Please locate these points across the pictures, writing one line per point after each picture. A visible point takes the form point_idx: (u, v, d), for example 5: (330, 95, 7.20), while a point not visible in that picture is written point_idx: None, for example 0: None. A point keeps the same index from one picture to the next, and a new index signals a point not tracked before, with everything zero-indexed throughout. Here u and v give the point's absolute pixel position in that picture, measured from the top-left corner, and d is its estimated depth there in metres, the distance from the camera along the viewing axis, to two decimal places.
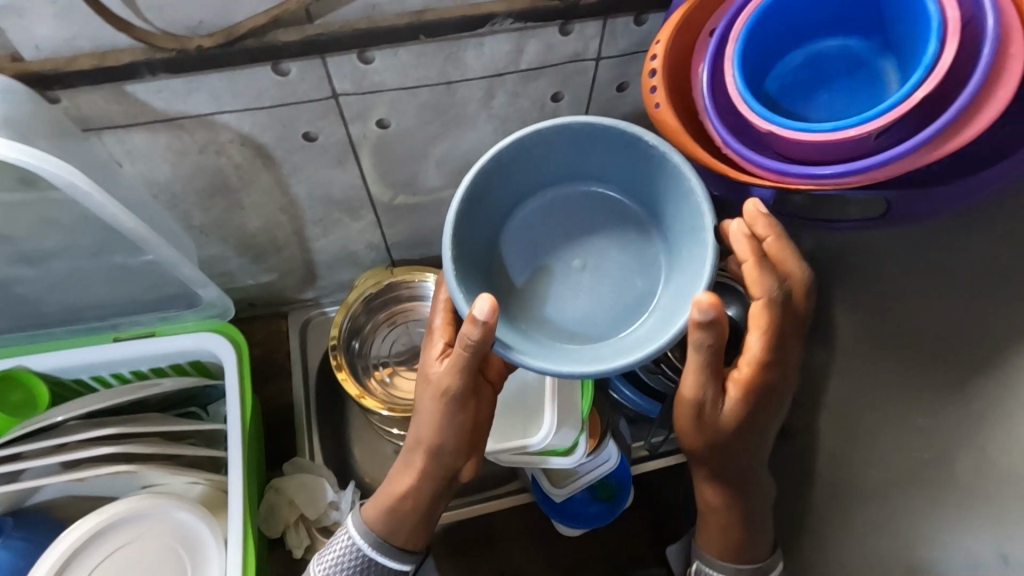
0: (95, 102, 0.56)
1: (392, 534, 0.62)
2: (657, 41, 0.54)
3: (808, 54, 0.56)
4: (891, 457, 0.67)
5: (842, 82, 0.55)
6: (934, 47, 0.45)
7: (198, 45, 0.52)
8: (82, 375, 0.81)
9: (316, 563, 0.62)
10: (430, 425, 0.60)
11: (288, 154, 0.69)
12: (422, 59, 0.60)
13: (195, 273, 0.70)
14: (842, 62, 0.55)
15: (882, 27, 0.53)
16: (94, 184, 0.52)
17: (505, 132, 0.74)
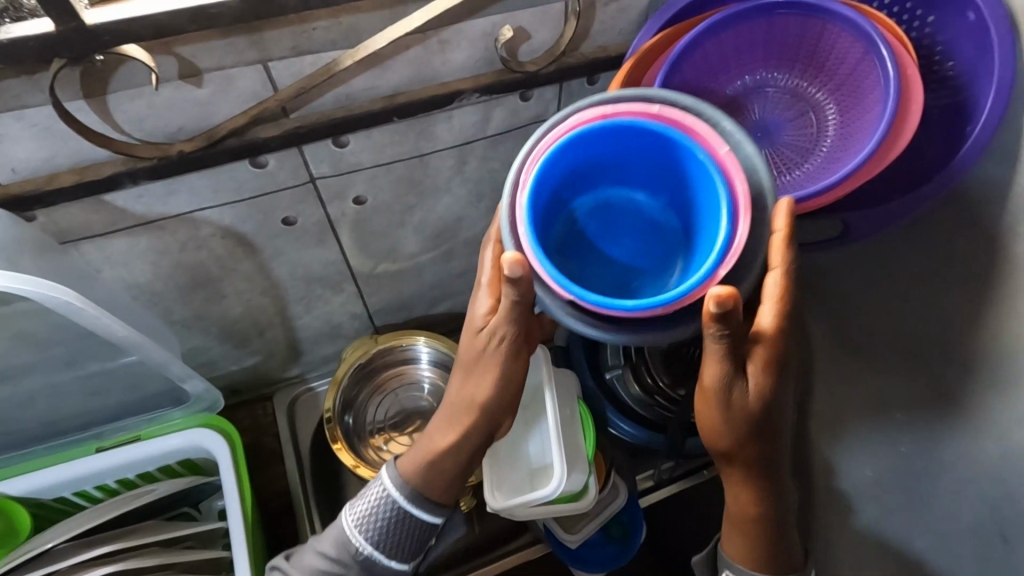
0: (74, 214, 0.56)
1: (429, 487, 0.60)
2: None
3: (595, 201, 0.52)
4: (878, 456, 0.71)
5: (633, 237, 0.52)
6: (727, 230, 0.44)
7: (179, 150, 0.53)
8: (65, 492, 0.78)
9: (348, 513, 0.61)
10: (481, 382, 0.57)
11: (268, 241, 0.70)
12: (396, 136, 0.63)
13: (183, 370, 0.69)
14: (637, 225, 0.52)
15: (667, 187, 0.51)
16: (78, 296, 0.51)
17: (477, 193, 0.77)
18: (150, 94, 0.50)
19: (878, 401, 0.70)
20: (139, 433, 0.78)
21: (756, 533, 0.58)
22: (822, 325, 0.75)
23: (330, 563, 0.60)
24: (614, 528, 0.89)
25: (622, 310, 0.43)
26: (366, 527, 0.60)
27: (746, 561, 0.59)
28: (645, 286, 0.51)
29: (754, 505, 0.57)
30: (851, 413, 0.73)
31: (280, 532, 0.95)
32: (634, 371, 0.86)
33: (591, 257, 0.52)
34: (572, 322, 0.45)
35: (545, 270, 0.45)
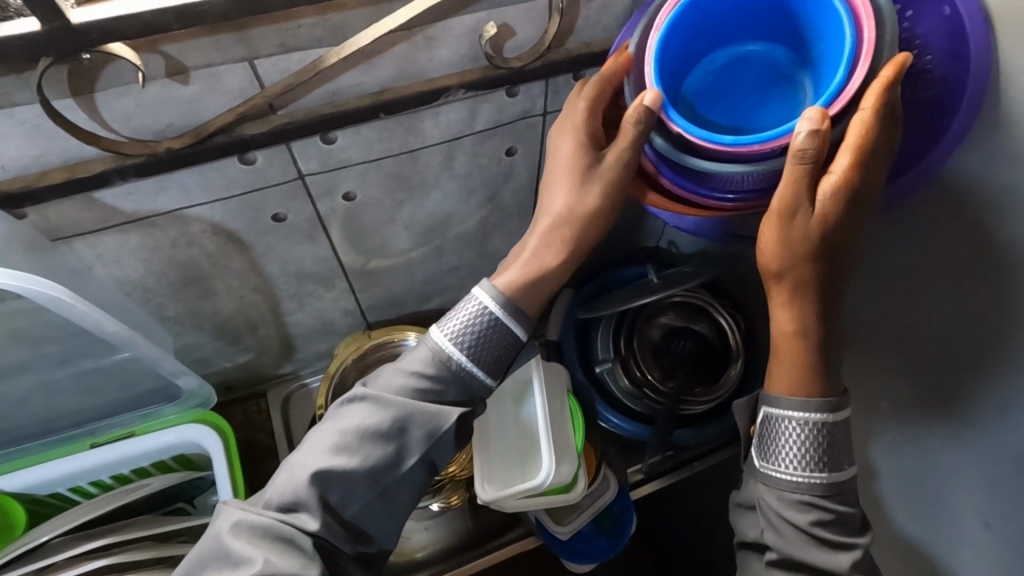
0: (65, 211, 0.57)
1: (525, 299, 0.55)
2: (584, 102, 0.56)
3: (728, 56, 0.56)
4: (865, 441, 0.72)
5: (756, 94, 0.56)
6: (841, 76, 0.47)
7: (168, 147, 0.53)
8: (59, 488, 0.78)
9: (440, 327, 0.55)
10: (587, 196, 0.55)
11: (259, 238, 0.71)
12: (384, 133, 0.64)
13: (175, 365, 0.69)
14: (763, 79, 0.56)
15: (802, 45, 0.54)
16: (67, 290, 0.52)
17: (466, 189, 0.78)
18: (138, 93, 0.50)
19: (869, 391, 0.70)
20: (133, 429, 0.79)
21: (806, 372, 0.53)
22: None
23: (419, 383, 0.54)
24: (605, 521, 0.91)
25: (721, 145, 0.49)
26: (463, 337, 0.54)
27: (789, 392, 0.54)
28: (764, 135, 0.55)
29: (798, 338, 0.53)
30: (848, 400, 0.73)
31: None
32: (624, 365, 0.88)
33: (728, 105, 0.56)
34: (677, 158, 0.51)
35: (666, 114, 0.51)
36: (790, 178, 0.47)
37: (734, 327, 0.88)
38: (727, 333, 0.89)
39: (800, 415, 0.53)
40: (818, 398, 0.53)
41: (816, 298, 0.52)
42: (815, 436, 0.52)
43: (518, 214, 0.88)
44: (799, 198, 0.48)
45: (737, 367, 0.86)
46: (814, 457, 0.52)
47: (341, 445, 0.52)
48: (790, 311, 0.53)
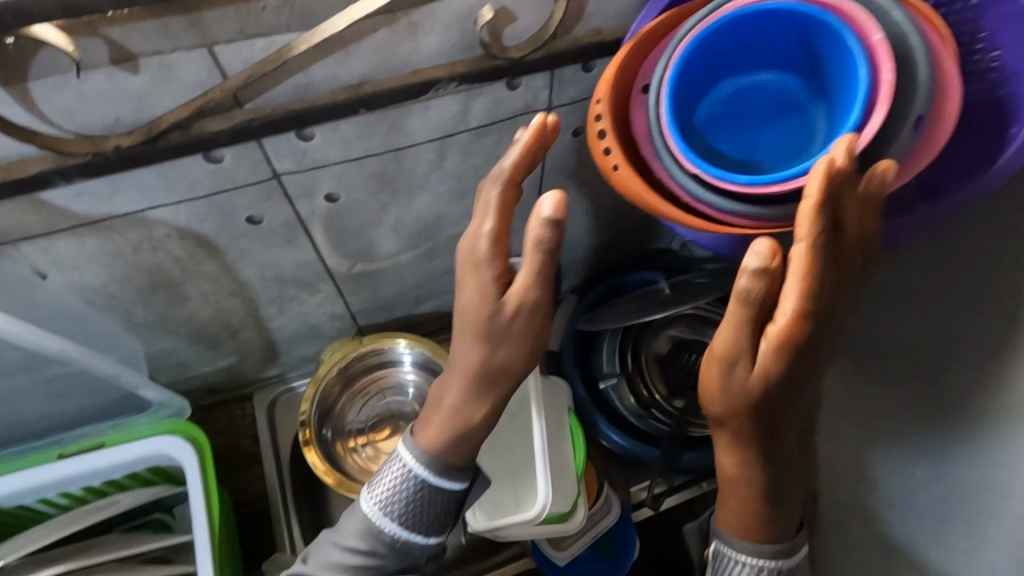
0: (8, 214, 0.51)
1: (449, 453, 0.53)
2: (596, 101, 0.51)
3: (736, 84, 0.53)
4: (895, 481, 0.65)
5: (771, 126, 0.53)
6: (857, 117, 0.43)
7: (116, 145, 0.47)
8: (26, 499, 0.73)
9: (369, 494, 0.56)
10: (490, 351, 0.50)
11: (231, 241, 0.65)
12: (365, 130, 0.57)
13: (133, 376, 0.65)
14: (775, 106, 0.53)
15: (818, 73, 0.51)
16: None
17: (461, 189, 0.71)
18: (77, 84, 0.44)
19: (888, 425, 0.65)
20: (103, 440, 0.74)
21: (747, 509, 0.51)
22: None
23: (359, 555, 0.55)
24: (602, 545, 0.84)
25: (736, 185, 0.48)
26: (389, 503, 0.55)
27: (738, 532, 0.53)
28: (775, 167, 0.52)
29: (737, 481, 0.51)
30: (873, 432, 0.67)
31: (259, 538, 0.91)
32: (630, 382, 0.82)
33: (738, 134, 0.53)
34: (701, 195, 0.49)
35: (678, 147, 0.48)
36: (728, 336, 0.44)
37: None
38: None
39: (746, 558, 0.52)
40: (768, 546, 0.52)
41: (772, 426, 0.48)
42: None
43: (518, 216, 0.81)
44: (739, 344, 0.44)
45: None
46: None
47: (339, 566, 0.55)
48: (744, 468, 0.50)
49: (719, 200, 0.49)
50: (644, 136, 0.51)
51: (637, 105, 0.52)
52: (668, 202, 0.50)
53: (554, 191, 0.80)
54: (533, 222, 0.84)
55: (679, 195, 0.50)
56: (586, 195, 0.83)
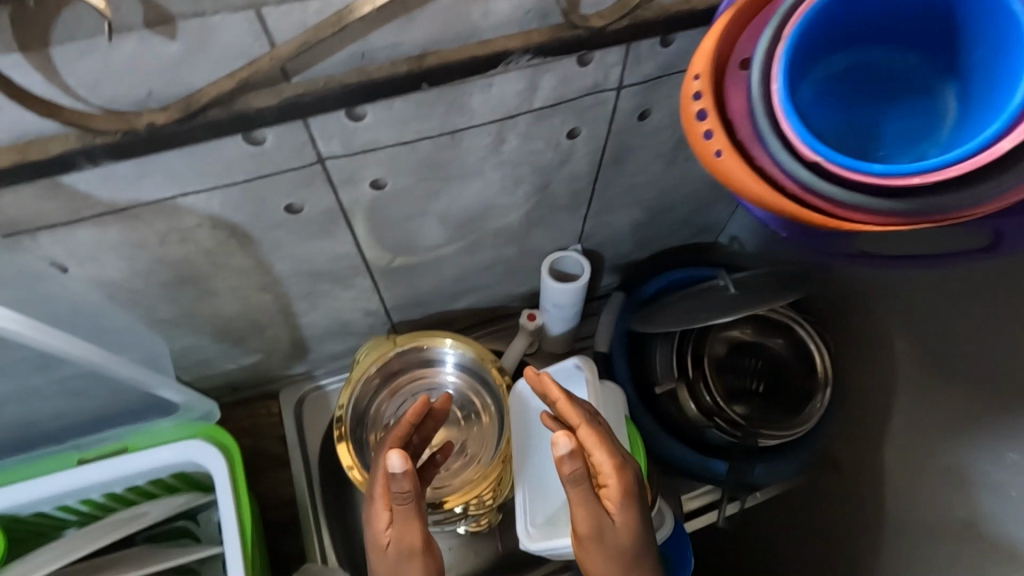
0: (25, 199, 0.46)
1: None
2: (694, 77, 0.44)
3: (848, 61, 0.46)
4: (913, 474, 0.72)
5: (891, 110, 0.46)
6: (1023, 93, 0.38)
7: (149, 122, 0.41)
8: (44, 506, 0.69)
9: None
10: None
11: (266, 232, 0.59)
12: (422, 108, 0.51)
13: (137, 371, 0.55)
14: (893, 87, 0.46)
15: (949, 49, 0.44)
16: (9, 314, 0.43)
17: (515, 177, 0.65)
18: (106, 51, 0.38)
19: (958, 429, 0.66)
20: (126, 445, 0.69)
21: None
22: (909, 343, 0.70)
23: None
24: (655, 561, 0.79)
25: (868, 174, 0.41)
26: None
27: None
28: (895, 156, 0.45)
29: None
30: (922, 436, 0.70)
31: (286, 545, 0.87)
32: (690, 389, 0.76)
33: (850, 117, 0.46)
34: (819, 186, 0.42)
35: (794, 129, 0.42)
36: (577, 501, 0.48)
37: (820, 346, 0.75)
38: (814, 353, 0.75)
39: None
40: None
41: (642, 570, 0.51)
42: None
43: (569, 207, 0.75)
44: (579, 482, 0.46)
45: (825, 398, 0.72)
46: None
47: None
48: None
49: (839, 192, 0.42)
50: (744, 119, 0.44)
51: (737, 82, 0.46)
52: (776, 195, 0.43)
53: (610, 180, 0.73)
54: (584, 213, 0.78)
55: (788, 186, 0.43)
56: (642, 185, 0.77)
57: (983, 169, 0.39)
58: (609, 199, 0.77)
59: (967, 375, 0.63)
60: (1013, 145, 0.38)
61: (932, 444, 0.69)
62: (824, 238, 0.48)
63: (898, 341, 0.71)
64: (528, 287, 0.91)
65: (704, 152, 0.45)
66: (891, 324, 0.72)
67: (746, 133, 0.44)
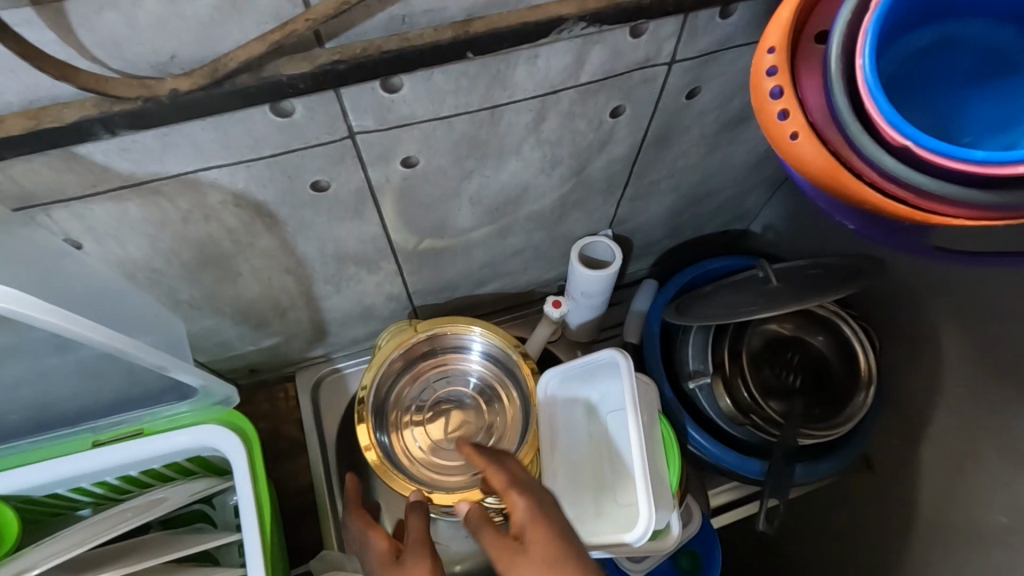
0: (39, 170, 0.42)
1: None
2: (766, 51, 0.40)
3: (933, 38, 0.42)
4: (957, 475, 0.68)
5: (982, 90, 0.42)
6: None
7: (172, 88, 0.37)
8: (58, 489, 0.67)
9: None
10: None
11: (292, 211, 0.55)
12: (464, 81, 0.47)
13: (158, 357, 0.51)
14: (983, 67, 0.42)
15: None
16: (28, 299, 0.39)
17: (553, 158, 0.61)
18: (127, 7, 0.34)
19: (1011, 430, 0.62)
20: (142, 427, 0.67)
21: None
22: (962, 342, 0.66)
23: None
24: (683, 558, 0.77)
25: (967, 163, 0.36)
26: None
27: None
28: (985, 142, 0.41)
29: None
30: (969, 440, 0.67)
31: (302, 531, 0.85)
32: (726, 383, 0.73)
33: (931, 102, 0.42)
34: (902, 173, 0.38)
35: (881, 111, 0.37)
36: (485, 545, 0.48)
37: (866, 343, 0.71)
38: (858, 350, 0.71)
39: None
40: None
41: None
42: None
43: (605, 191, 0.71)
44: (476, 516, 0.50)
45: (870, 393, 0.69)
46: None
47: None
48: None
49: (930, 181, 0.37)
50: (819, 98, 0.40)
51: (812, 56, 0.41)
52: (852, 183, 0.39)
53: (651, 163, 0.69)
54: (620, 198, 0.74)
55: (868, 173, 0.39)
56: (683, 169, 0.73)
57: None
58: (646, 183, 0.73)
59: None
60: None
61: (980, 448, 0.65)
62: (897, 232, 0.44)
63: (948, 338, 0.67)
64: (556, 273, 0.88)
65: (777, 134, 0.41)
66: (942, 321, 0.68)
67: (822, 114, 0.40)
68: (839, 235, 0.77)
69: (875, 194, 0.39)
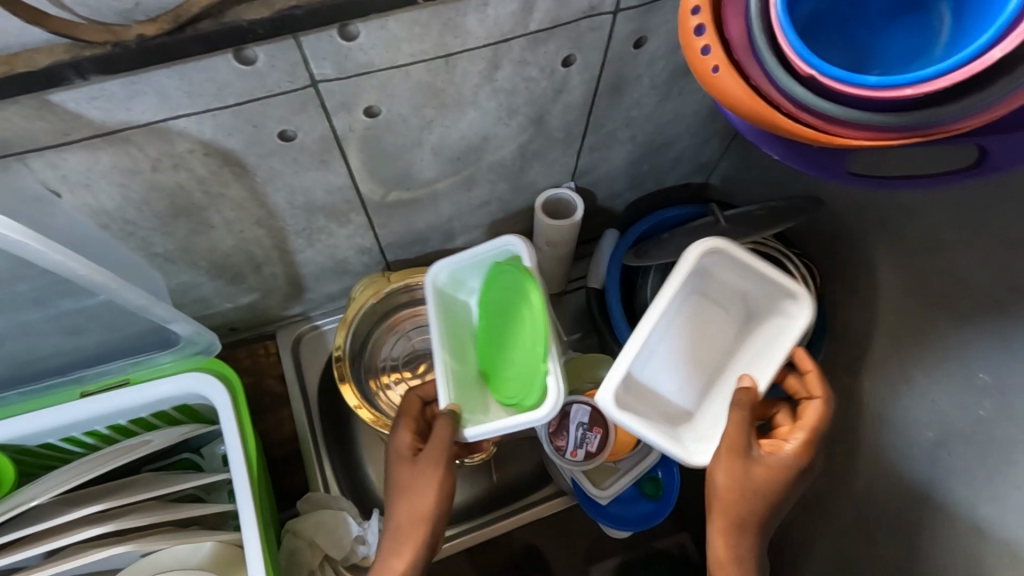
0: (12, 118, 0.44)
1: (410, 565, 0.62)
2: None
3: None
4: (890, 395, 0.75)
5: (885, 26, 0.46)
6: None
7: (138, 34, 0.40)
8: (50, 438, 0.70)
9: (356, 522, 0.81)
10: (425, 496, 0.63)
11: (261, 160, 0.58)
12: (417, 29, 0.50)
13: (143, 298, 0.54)
14: (889, 5, 0.46)
15: None
16: (27, 230, 0.42)
17: (509, 108, 0.65)
18: None
19: (935, 351, 0.68)
20: (128, 377, 0.71)
21: None
22: (900, 269, 0.71)
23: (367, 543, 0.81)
24: (647, 484, 0.83)
25: (862, 88, 0.41)
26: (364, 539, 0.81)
27: None
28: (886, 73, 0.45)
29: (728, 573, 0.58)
30: (903, 358, 0.72)
31: (288, 478, 0.89)
32: None
33: (840, 38, 0.46)
34: (810, 102, 0.42)
35: (792, 44, 0.41)
36: (731, 474, 0.57)
37: (807, 279, 0.76)
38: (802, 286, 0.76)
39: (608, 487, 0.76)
40: None
41: (762, 527, 0.59)
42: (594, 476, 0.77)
43: (563, 141, 0.75)
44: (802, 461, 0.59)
45: None
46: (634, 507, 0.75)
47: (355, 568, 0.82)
48: (744, 552, 0.58)
49: (832, 107, 0.42)
50: (738, 36, 0.44)
51: None
52: (768, 112, 0.43)
53: (605, 113, 0.73)
54: (578, 148, 0.78)
55: (783, 104, 0.43)
56: (637, 119, 0.77)
57: (975, 80, 0.39)
58: (604, 133, 0.77)
59: (951, 300, 0.65)
60: (1003, 53, 0.37)
61: (911, 371, 0.72)
62: (814, 161, 0.49)
63: (884, 268, 0.74)
64: (522, 227, 0.92)
65: (702, 69, 0.45)
66: (875, 251, 0.74)
67: (742, 51, 0.44)
68: (786, 179, 0.83)
69: (789, 121, 0.43)
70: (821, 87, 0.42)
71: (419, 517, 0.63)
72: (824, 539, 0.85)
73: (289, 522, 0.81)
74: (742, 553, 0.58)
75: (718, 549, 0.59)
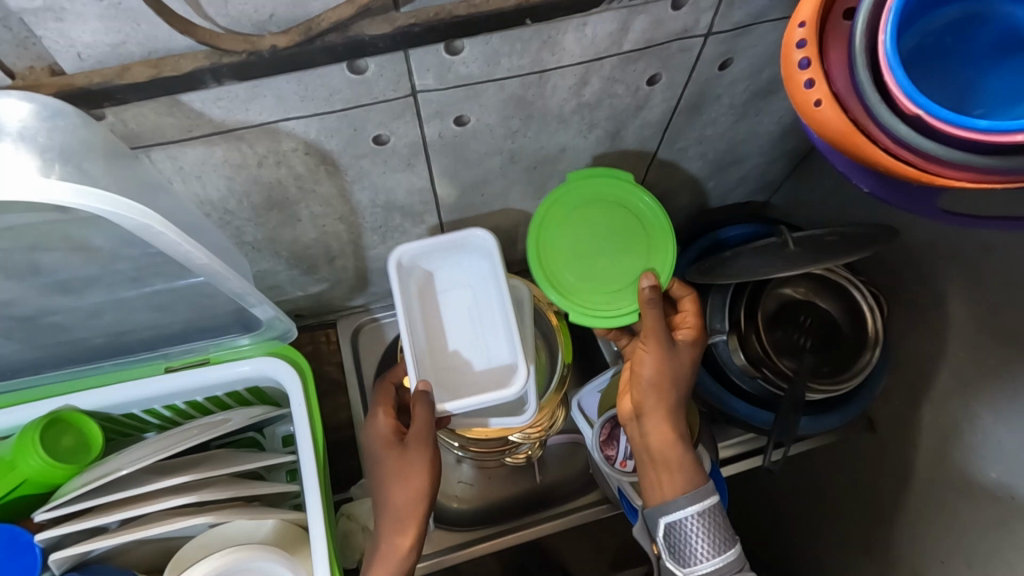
0: (146, 115, 0.48)
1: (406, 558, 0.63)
2: (799, 25, 0.45)
3: (959, 12, 0.45)
4: (952, 431, 0.73)
5: (990, 67, 0.45)
6: None
7: (272, 45, 0.44)
8: (133, 408, 0.75)
9: None
10: (414, 479, 0.64)
11: (354, 160, 0.61)
12: (517, 45, 0.52)
13: (241, 285, 0.58)
14: (999, 42, 0.45)
15: None
16: (182, 232, 0.46)
17: (591, 122, 0.66)
18: None
19: (1006, 389, 0.67)
20: (208, 357, 0.75)
21: (676, 461, 0.64)
22: (972, 304, 0.70)
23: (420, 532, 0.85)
24: None
25: (970, 131, 0.40)
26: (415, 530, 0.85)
27: (675, 488, 0.63)
28: (988, 114, 0.45)
29: (666, 450, 0.64)
30: (970, 395, 0.71)
31: (342, 462, 0.93)
32: (741, 339, 0.78)
33: (948, 73, 0.45)
34: (913, 143, 0.42)
35: (897, 82, 0.41)
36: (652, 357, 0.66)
37: (876, 310, 0.75)
38: (868, 316, 0.76)
39: (687, 512, 0.61)
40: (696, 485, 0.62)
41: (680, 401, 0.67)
42: (704, 516, 0.61)
43: (636, 155, 0.76)
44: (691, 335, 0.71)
45: (874, 353, 0.74)
46: (717, 538, 0.60)
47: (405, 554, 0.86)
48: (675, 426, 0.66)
49: (935, 146, 0.41)
50: (842, 70, 0.44)
51: (839, 34, 0.45)
52: (866, 147, 0.44)
53: (682, 130, 0.73)
54: (649, 163, 0.79)
55: (883, 139, 0.43)
56: (711, 137, 0.77)
57: None
58: (677, 149, 0.77)
59: None
60: None
61: (977, 409, 0.71)
62: (910, 195, 0.48)
63: (954, 300, 0.72)
64: None
65: (803, 100, 0.45)
66: (943, 281, 0.73)
67: (844, 83, 0.44)
68: (855, 205, 0.82)
69: (887, 157, 0.43)
70: (926, 127, 0.42)
71: (410, 501, 0.64)
72: (866, 568, 0.85)
73: (343, 505, 0.85)
74: (667, 425, 0.66)
75: (653, 435, 0.65)
